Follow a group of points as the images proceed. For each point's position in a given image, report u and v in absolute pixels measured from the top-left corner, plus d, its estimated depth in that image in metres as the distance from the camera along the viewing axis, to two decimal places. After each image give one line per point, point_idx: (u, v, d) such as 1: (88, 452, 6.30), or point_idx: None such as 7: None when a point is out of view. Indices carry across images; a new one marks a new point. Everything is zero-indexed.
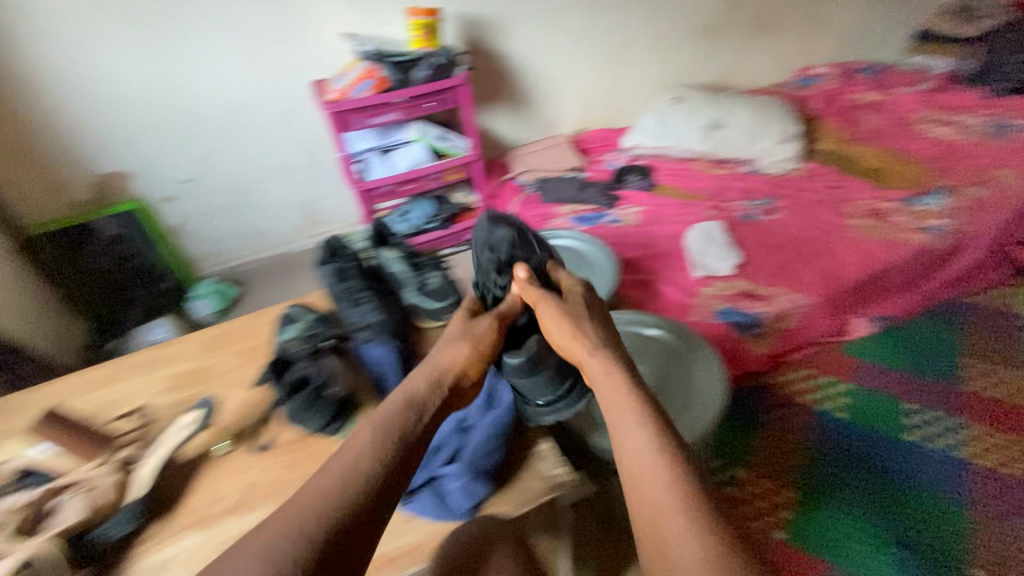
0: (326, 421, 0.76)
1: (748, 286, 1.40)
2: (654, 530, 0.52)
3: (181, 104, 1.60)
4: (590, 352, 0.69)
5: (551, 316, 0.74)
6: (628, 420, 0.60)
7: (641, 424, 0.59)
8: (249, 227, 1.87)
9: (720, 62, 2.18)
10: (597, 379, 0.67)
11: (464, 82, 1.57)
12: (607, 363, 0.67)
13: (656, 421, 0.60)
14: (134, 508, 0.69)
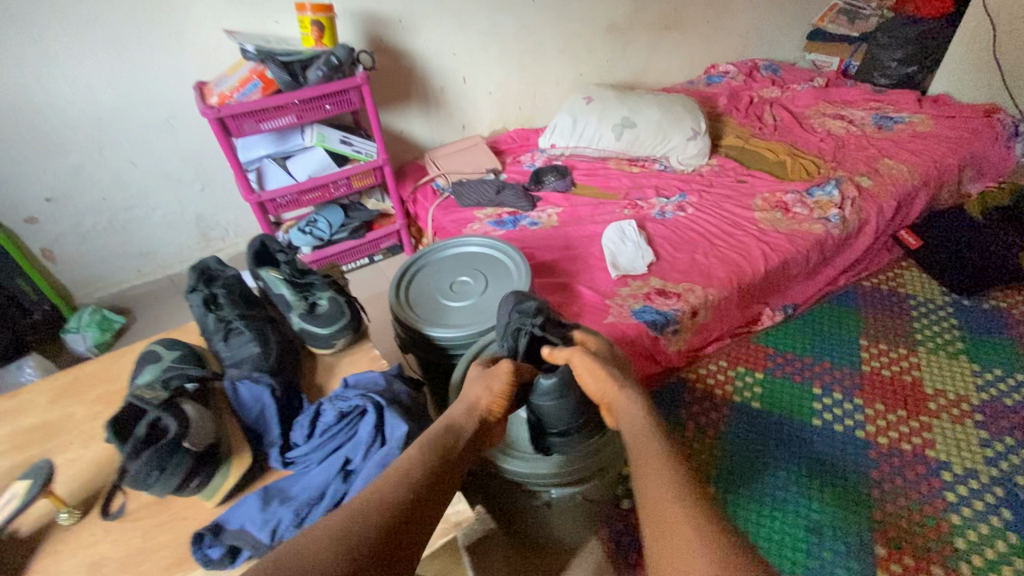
0: (184, 481, 0.63)
1: (660, 283, 1.37)
2: (665, 527, 0.52)
3: (40, 112, 1.39)
4: (618, 388, 0.72)
5: (583, 363, 0.75)
6: (645, 445, 0.63)
7: (655, 448, 0.62)
8: (135, 247, 1.69)
9: (631, 61, 2.21)
10: (619, 416, 0.70)
11: (365, 82, 1.47)
12: (626, 397, 0.71)
13: (663, 445, 0.62)
14: None
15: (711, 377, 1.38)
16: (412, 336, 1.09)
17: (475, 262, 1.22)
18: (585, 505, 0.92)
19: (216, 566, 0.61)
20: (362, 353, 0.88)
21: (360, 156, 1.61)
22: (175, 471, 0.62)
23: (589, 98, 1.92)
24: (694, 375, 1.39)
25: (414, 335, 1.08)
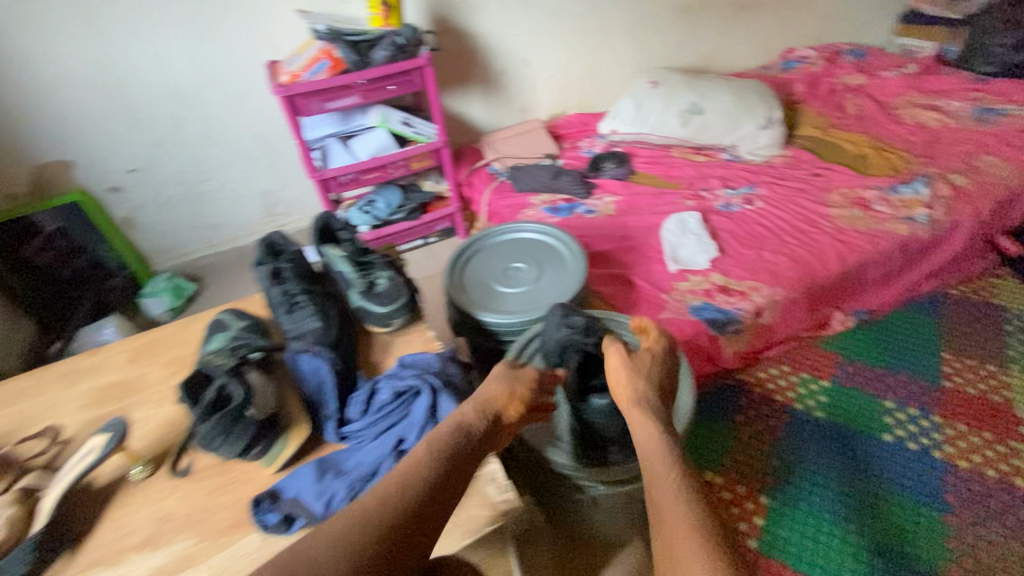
0: (247, 447, 0.65)
1: (724, 280, 1.31)
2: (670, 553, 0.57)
3: (127, 88, 1.47)
4: (634, 402, 0.74)
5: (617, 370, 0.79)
6: (660, 461, 0.65)
7: (669, 466, 0.64)
8: (207, 220, 1.77)
9: (701, 44, 2.09)
10: (636, 428, 0.72)
11: (429, 63, 1.47)
12: (644, 415, 0.73)
13: (679, 464, 0.65)
14: (32, 544, 0.62)
15: (771, 382, 1.29)
16: (464, 320, 1.07)
17: (529, 248, 1.19)
18: (634, 502, 0.90)
19: (274, 532, 0.63)
20: (417, 334, 0.89)
21: (420, 138, 1.62)
22: (239, 438, 0.64)
23: (655, 82, 1.83)
24: (752, 378, 1.31)
25: (467, 319, 1.07)
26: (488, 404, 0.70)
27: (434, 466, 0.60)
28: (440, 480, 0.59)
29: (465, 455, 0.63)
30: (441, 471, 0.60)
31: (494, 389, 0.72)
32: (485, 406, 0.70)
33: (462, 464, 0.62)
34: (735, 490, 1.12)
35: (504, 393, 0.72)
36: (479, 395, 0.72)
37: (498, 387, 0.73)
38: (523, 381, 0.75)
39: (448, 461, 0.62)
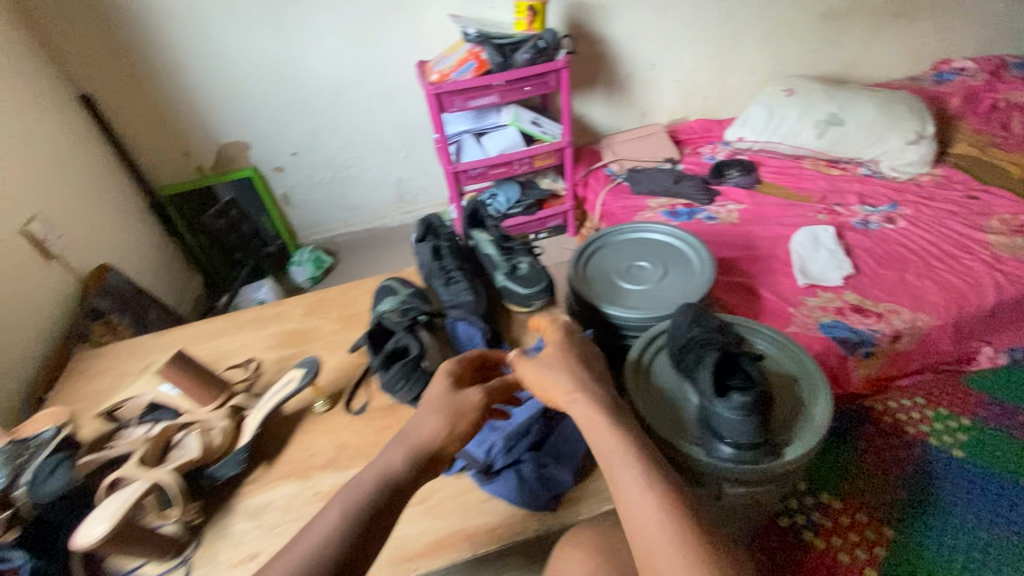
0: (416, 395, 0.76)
1: (859, 299, 1.25)
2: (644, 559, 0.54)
3: (298, 82, 1.67)
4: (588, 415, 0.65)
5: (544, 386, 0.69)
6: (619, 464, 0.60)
7: (627, 468, 0.60)
8: (346, 201, 1.97)
9: (842, 52, 1.98)
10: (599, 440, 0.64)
11: (565, 66, 1.54)
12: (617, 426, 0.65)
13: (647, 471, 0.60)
14: (242, 451, 0.74)
15: (895, 411, 1.20)
16: (585, 310, 1.08)
17: (655, 249, 1.20)
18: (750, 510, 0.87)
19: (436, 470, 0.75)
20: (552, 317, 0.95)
21: (546, 137, 1.69)
22: (413, 384, 0.76)
23: (791, 90, 1.77)
24: (879, 405, 1.22)
25: (588, 309, 1.07)
26: (416, 446, 0.63)
27: (349, 508, 0.56)
28: (361, 521, 0.55)
29: (389, 498, 0.58)
30: (359, 514, 0.56)
31: (428, 427, 0.64)
32: (416, 452, 0.63)
33: (388, 506, 0.58)
34: (856, 517, 1.06)
35: (439, 426, 0.64)
36: (406, 439, 0.64)
37: (431, 421, 0.64)
38: (462, 416, 0.65)
39: (366, 505, 0.57)
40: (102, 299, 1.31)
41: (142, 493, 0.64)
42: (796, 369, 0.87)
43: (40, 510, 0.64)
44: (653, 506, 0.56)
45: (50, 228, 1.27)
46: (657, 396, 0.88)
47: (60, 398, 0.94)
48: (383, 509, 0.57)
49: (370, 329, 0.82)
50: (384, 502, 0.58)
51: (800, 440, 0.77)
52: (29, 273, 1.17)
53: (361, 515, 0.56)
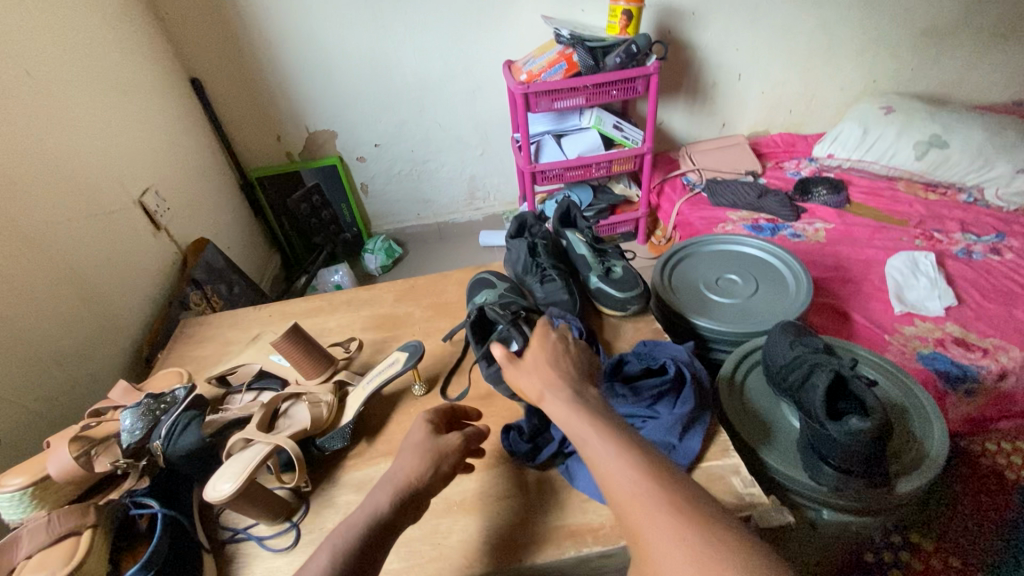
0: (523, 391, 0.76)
1: (962, 332, 1.18)
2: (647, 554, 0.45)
3: (389, 76, 1.72)
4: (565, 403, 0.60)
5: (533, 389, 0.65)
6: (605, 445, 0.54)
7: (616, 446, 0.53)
8: (420, 194, 2.02)
9: (946, 70, 1.87)
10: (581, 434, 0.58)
11: (655, 71, 1.52)
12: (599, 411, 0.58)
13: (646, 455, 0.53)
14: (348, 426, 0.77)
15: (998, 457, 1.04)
16: (670, 321, 1.05)
17: (746, 265, 1.15)
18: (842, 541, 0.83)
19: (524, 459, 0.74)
20: (645, 323, 0.95)
21: (627, 142, 1.68)
22: None
23: (889, 108, 1.70)
24: (977, 448, 1.04)
25: (674, 318, 1.04)
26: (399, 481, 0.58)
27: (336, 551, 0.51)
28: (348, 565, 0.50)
29: (370, 547, 0.53)
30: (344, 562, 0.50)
31: (411, 464, 0.59)
32: (397, 491, 0.57)
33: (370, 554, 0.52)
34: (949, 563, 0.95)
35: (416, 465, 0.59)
36: (389, 478, 0.59)
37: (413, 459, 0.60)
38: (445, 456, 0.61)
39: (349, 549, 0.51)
40: (199, 270, 1.39)
41: (267, 454, 0.66)
42: (903, 402, 0.83)
43: (174, 463, 0.68)
44: (654, 508, 0.46)
45: (161, 200, 1.35)
46: (751, 412, 0.85)
47: (172, 360, 1.01)
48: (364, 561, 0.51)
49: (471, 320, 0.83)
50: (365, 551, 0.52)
51: (910, 476, 0.73)
52: (143, 241, 1.25)
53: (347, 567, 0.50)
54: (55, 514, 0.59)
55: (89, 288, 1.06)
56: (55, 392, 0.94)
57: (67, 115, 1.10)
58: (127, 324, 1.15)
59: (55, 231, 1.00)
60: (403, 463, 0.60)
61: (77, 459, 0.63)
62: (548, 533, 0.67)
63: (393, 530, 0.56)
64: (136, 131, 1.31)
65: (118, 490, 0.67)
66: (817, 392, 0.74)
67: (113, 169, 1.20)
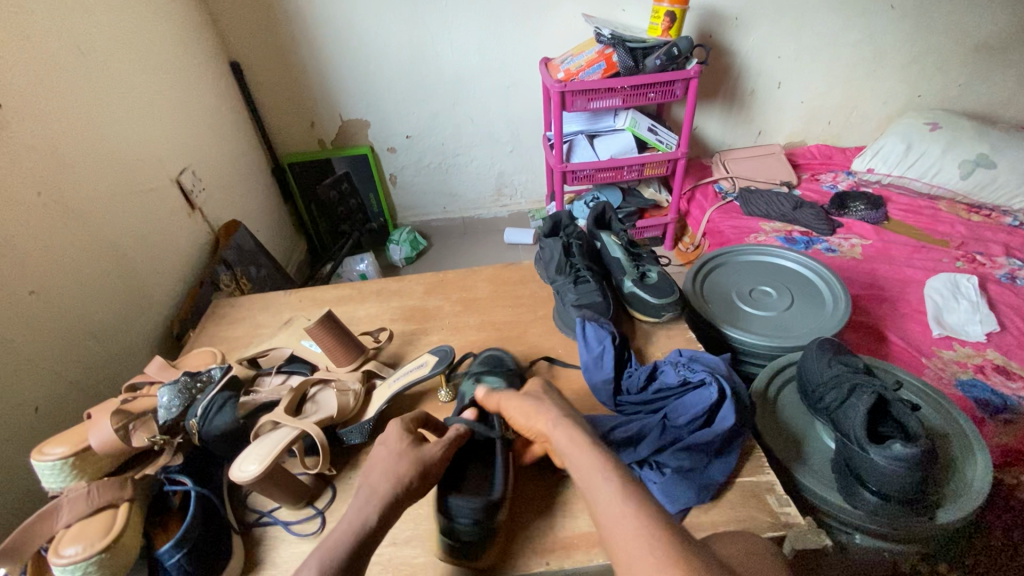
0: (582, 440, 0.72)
1: (1002, 359, 1.14)
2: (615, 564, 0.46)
3: (425, 68, 1.71)
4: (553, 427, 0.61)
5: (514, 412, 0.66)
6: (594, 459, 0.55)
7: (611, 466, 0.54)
8: (448, 188, 2.02)
9: (996, 88, 1.80)
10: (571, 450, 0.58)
11: (695, 75, 1.49)
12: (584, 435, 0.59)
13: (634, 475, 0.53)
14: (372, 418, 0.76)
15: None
16: (702, 331, 1.03)
17: (782, 275, 1.12)
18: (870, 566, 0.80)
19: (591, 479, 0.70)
20: (678, 331, 0.94)
21: (661, 145, 1.65)
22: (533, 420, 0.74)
23: (935, 124, 1.66)
24: (1009, 478, 0.97)
25: (707, 329, 1.02)
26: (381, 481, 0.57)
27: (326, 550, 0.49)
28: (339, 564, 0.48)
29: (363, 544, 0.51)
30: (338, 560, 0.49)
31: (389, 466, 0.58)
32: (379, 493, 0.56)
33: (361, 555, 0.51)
34: None
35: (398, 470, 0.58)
36: (370, 477, 0.58)
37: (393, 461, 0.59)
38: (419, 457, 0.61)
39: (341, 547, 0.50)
40: (230, 251, 1.40)
41: (291, 439, 0.67)
42: (945, 428, 0.81)
43: (207, 443, 0.69)
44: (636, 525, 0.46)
45: (197, 180, 1.37)
46: (785, 429, 0.84)
47: (204, 339, 1.02)
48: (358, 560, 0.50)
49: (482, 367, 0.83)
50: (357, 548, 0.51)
51: (952, 506, 0.71)
52: (178, 220, 1.26)
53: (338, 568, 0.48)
54: (94, 486, 0.60)
55: (126, 263, 1.07)
56: (91, 364, 0.96)
57: (112, 92, 1.11)
58: (160, 300, 1.17)
59: (97, 206, 1.02)
60: (386, 463, 0.59)
61: (118, 431, 0.64)
62: (576, 538, 0.66)
63: (382, 531, 0.54)
64: (176, 111, 1.32)
65: (152, 465, 0.68)
66: (855, 413, 0.72)
67: (153, 147, 1.22)
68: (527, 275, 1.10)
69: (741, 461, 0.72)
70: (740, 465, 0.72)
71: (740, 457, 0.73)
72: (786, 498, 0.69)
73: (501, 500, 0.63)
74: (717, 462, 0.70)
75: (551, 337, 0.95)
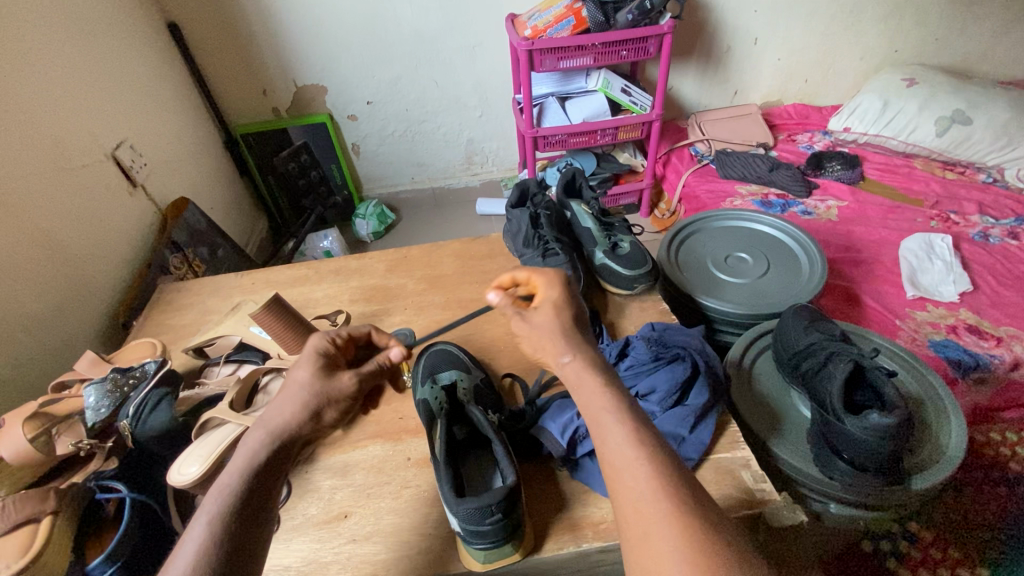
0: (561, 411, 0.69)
1: (973, 318, 1.14)
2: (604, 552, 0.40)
3: (384, 29, 1.60)
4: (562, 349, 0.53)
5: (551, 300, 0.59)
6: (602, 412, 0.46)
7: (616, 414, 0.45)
8: (415, 156, 1.93)
9: (972, 41, 1.77)
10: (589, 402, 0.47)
11: (670, 30, 1.40)
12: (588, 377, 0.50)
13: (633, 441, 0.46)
14: None
15: (1004, 444, 0.96)
16: (678, 302, 0.99)
17: (759, 241, 1.08)
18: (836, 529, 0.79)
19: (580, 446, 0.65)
20: (652, 304, 0.91)
21: (635, 107, 1.57)
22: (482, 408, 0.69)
23: (912, 80, 1.63)
24: (980, 435, 0.98)
25: (682, 300, 0.98)
26: (277, 424, 0.47)
27: (218, 510, 0.40)
28: (233, 525, 0.39)
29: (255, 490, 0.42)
30: (230, 515, 0.40)
31: (295, 406, 0.48)
32: (273, 439, 0.46)
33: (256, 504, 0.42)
34: (950, 554, 0.87)
35: (302, 412, 0.48)
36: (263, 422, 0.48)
37: (297, 404, 0.49)
38: (335, 402, 0.51)
39: (236, 501, 0.41)
40: (180, 231, 1.31)
41: (237, 436, 0.61)
42: (921, 393, 0.79)
43: (143, 444, 0.64)
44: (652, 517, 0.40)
45: (136, 155, 1.25)
46: (761, 400, 0.81)
47: (149, 328, 0.95)
48: (254, 512, 0.41)
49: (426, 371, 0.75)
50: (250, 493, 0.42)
51: (927, 473, 0.70)
52: (116, 198, 1.16)
53: (231, 518, 0.40)
54: (10, 500, 0.54)
55: (58, 248, 0.98)
56: (24, 360, 0.88)
57: (29, 57, 0.99)
58: (102, 287, 1.08)
59: (20, 185, 0.92)
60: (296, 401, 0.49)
61: (34, 441, 0.59)
62: (548, 526, 0.62)
63: (277, 480, 0.45)
64: (110, 80, 1.20)
65: (83, 472, 0.63)
66: (833, 384, 0.70)
67: (82, 119, 1.10)
68: (494, 249, 1.04)
69: (716, 437, 0.70)
70: (715, 442, 0.70)
71: (716, 433, 0.70)
72: (761, 474, 0.66)
73: (517, 482, 0.56)
74: (689, 441, 0.67)
75: None
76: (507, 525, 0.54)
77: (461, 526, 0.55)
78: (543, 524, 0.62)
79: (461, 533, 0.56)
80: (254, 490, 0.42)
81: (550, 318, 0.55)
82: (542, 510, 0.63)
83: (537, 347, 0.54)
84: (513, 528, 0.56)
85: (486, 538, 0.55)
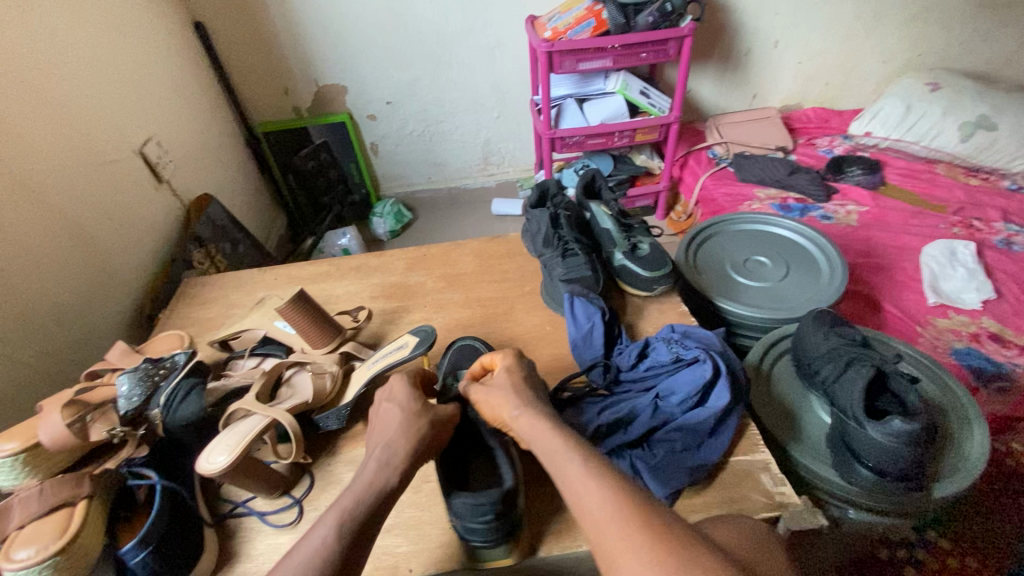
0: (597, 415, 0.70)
1: (996, 326, 1.12)
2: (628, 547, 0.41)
3: (404, 30, 1.61)
4: (512, 413, 0.58)
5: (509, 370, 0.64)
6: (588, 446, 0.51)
7: None
8: (433, 156, 1.94)
9: (998, 45, 1.74)
10: None
11: (690, 32, 1.40)
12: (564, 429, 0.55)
13: None
14: (343, 409, 0.72)
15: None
16: (696, 304, 1.00)
17: (780, 245, 1.07)
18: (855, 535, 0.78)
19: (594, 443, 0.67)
20: (670, 306, 0.91)
21: (653, 110, 1.57)
22: None
23: (936, 85, 1.61)
24: (1001, 445, 0.96)
25: (701, 303, 0.99)
26: (376, 475, 0.53)
27: (321, 547, 0.46)
28: (333, 561, 0.45)
29: (354, 535, 0.48)
30: (331, 551, 0.46)
31: (383, 452, 0.55)
32: (374, 489, 0.52)
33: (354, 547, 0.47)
34: (970, 567, 0.86)
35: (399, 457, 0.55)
36: (361, 476, 0.53)
37: (386, 450, 0.55)
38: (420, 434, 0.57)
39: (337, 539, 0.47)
40: (202, 227, 1.33)
41: (264, 427, 0.63)
42: (943, 400, 0.79)
43: (174, 433, 0.66)
44: None
45: (162, 152, 1.28)
46: (781, 405, 0.81)
47: (174, 321, 0.97)
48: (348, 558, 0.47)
49: (447, 371, 0.77)
50: (350, 540, 0.47)
51: (949, 482, 0.70)
52: (143, 194, 1.18)
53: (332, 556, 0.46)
54: (49, 485, 0.56)
55: (89, 243, 1.01)
56: (55, 349, 0.91)
57: (62, 56, 1.01)
58: (130, 281, 1.11)
59: (52, 178, 0.94)
60: (365, 480, 0.53)
61: (71, 426, 0.60)
62: (566, 525, 0.63)
63: (373, 527, 0.50)
64: (136, 78, 1.22)
65: (114, 458, 0.65)
66: (855, 391, 0.69)
67: (112, 115, 1.13)
68: (513, 249, 1.05)
69: (735, 439, 0.70)
70: (733, 444, 0.70)
71: (736, 436, 0.71)
72: (779, 477, 0.66)
73: (515, 486, 0.57)
74: (673, 464, 0.64)
75: (538, 313, 0.91)
76: (499, 527, 0.55)
77: (457, 520, 0.57)
78: (562, 521, 0.63)
79: (458, 529, 0.58)
80: (358, 532, 0.48)
81: (507, 377, 0.63)
82: (551, 512, 0.64)
83: (493, 407, 0.60)
84: (509, 530, 0.57)
85: (478, 535, 0.56)
